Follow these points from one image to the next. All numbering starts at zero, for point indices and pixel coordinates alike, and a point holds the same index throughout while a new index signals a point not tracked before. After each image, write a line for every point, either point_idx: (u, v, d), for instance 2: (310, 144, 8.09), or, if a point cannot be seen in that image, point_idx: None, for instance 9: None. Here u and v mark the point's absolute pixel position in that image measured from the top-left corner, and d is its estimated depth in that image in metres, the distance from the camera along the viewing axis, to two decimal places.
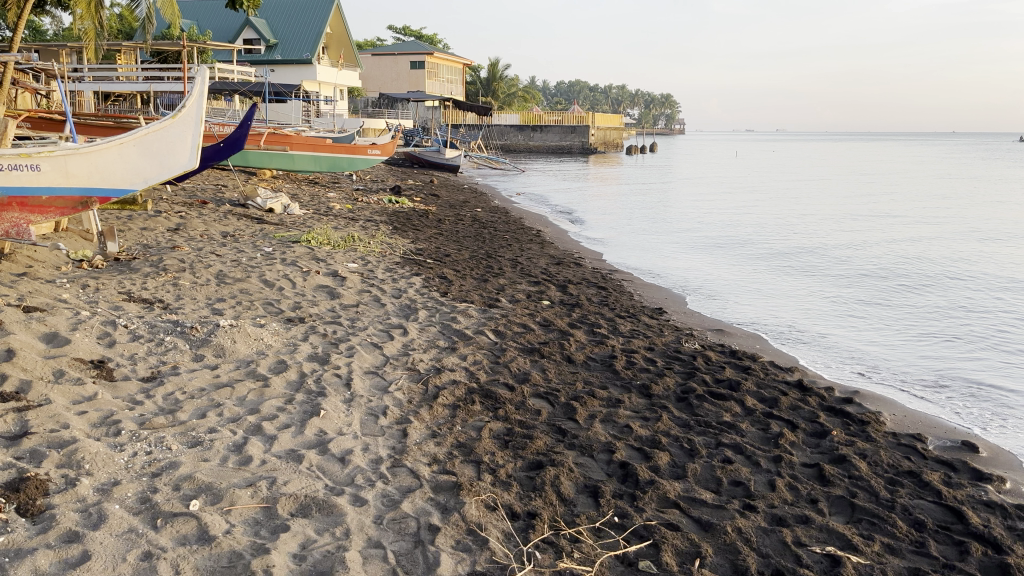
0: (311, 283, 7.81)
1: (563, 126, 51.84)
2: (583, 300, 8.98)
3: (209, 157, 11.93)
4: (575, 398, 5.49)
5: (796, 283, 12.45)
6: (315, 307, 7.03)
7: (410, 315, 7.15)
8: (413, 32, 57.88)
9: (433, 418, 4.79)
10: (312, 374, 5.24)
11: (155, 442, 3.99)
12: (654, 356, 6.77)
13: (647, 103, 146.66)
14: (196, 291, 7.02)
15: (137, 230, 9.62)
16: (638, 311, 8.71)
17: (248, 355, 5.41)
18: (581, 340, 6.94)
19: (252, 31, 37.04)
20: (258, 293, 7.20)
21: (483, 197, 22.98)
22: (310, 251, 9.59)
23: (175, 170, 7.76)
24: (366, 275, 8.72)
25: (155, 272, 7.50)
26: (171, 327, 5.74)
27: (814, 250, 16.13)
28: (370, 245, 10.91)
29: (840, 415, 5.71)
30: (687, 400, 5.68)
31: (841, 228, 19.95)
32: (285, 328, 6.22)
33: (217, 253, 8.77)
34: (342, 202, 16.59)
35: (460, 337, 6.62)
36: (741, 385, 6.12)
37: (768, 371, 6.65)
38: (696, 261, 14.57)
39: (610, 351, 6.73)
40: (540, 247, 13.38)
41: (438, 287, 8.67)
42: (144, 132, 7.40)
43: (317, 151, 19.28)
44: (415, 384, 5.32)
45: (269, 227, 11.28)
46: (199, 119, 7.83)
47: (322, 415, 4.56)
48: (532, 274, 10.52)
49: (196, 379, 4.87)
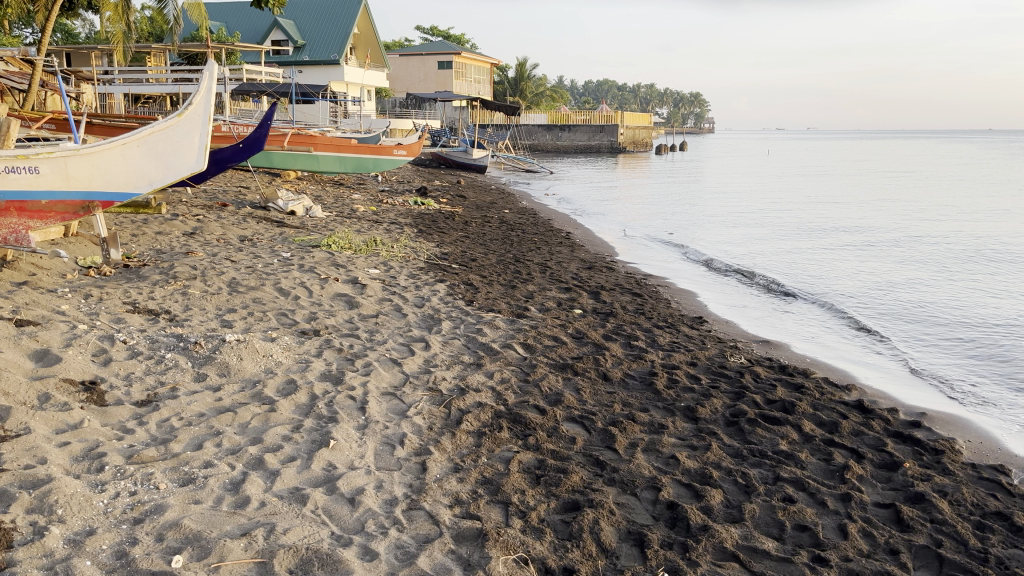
0: (329, 291, 7.37)
1: (592, 125, 51.20)
2: (618, 309, 8.43)
3: (228, 158, 11.55)
4: (613, 423, 4.96)
5: (841, 288, 11.78)
6: (331, 318, 6.58)
7: (433, 327, 6.66)
8: (441, 33, 57.66)
9: (456, 448, 4.29)
10: (323, 397, 4.77)
11: (143, 480, 3.54)
12: (698, 373, 6.22)
13: (677, 101, 145.22)
14: (206, 301, 6.59)
15: (151, 233, 9.26)
16: (677, 321, 8.15)
17: (255, 375, 4.96)
18: (618, 355, 6.40)
19: (280, 32, 36.95)
20: (272, 303, 6.76)
21: (512, 198, 22.44)
22: (330, 256, 9.15)
23: (183, 173, 7.33)
24: (388, 281, 8.25)
25: (164, 279, 7.09)
26: (174, 341, 5.31)
27: (859, 253, 15.42)
28: (394, 250, 10.45)
29: (909, 442, 5.11)
30: (738, 425, 5.12)
31: (885, 228, 19.15)
32: (298, 343, 5.76)
33: (232, 259, 8.36)
34: (367, 204, 16.18)
35: (486, 352, 6.11)
36: (796, 406, 5.54)
37: (825, 391, 6.05)
38: (734, 263, 13.97)
39: (650, 367, 6.18)
40: (570, 251, 12.85)
41: (464, 294, 8.18)
42: (146, 132, 7.03)
43: (341, 151, 18.93)
44: (437, 407, 4.82)
45: (289, 230, 10.86)
46: (207, 118, 7.46)
47: (332, 446, 4.08)
48: (562, 279, 10.00)
49: (194, 403, 4.42)
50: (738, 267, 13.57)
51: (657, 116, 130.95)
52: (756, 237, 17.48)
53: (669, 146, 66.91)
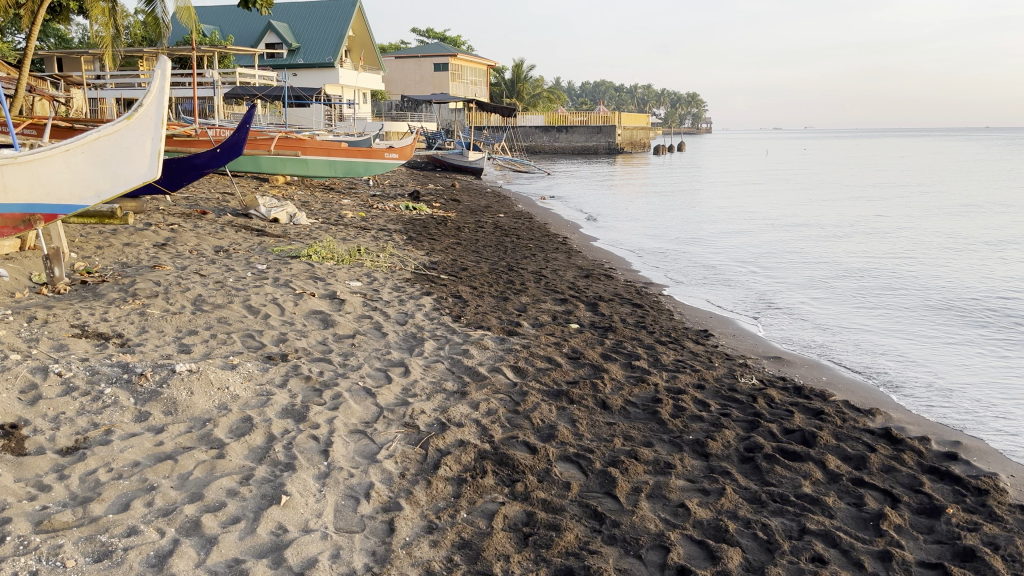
0: (303, 308, 6.78)
1: (590, 126, 50.64)
2: (618, 322, 7.83)
3: (205, 164, 10.95)
4: (613, 462, 4.37)
5: (853, 288, 11.16)
6: (302, 339, 6.00)
7: (415, 349, 6.06)
8: (438, 35, 57.28)
9: (431, 501, 3.71)
10: (282, 438, 4.18)
11: (48, 555, 2.96)
12: (707, 399, 5.62)
13: (675, 101, 144.83)
14: (165, 322, 6.00)
15: (119, 245, 8.68)
16: (681, 336, 7.58)
17: (206, 411, 4.37)
18: (617, 378, 5.79)
19: (274, 35, 36.43)
20: (239, 324, 6.17)
21: (508, 201, 21.84)
22: (309, 267, 8.57)
23: (135, 181, 6.76)
24: (369, 295, 7.65)
25: (122, 297, 6.51)
26: (119, 372, 4.72)
27: (868, 252, 14.82)
28: (379, 260, 9.84)
29: (948, 480, 4.53)
30: (754, 462, 4.54)
31: (893, 227, 18.59)
32: (261, 371, 5.18)
33: (201, 272, 7.77)
34: (356, 209, 15.61)
35: (472, 377, 5.52)
36: (818, 438, 4.95)
37: (847, 417, 5.47)
38: (740, 264, 13.37)
39: (654, 393, 5.57)
40: (568, 257, 12.27)
41: (451, 309, 7.58)
42: (92, 137, 6.46)
43: (330, 155, 18.40)
44: (412, 448, 4.23)
45: (268, 240, 10.27)
46: (161, 122, 6.85)
47: (285, 503, 3.49)
48: (558, 290, 9.41)
49: (128, 450, 3.84)
50: (743, 268, 12.97)
51: (655, 117, 130.34)
52: (759, 238, 16.88)
53: (669, 146, 66.30)
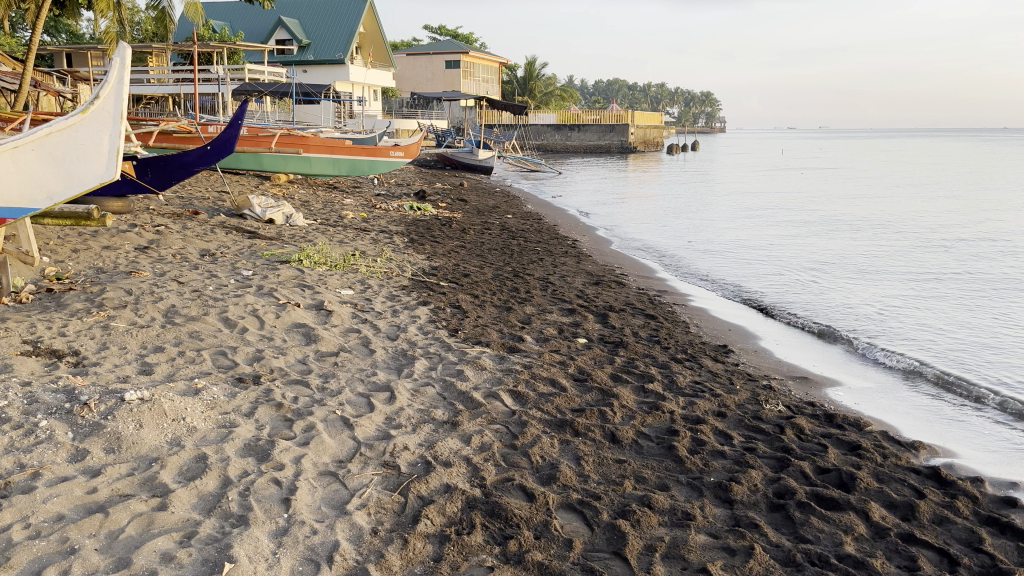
0: (285, 321, 6.22)
1: (601, 125, 49.98)
2: (629, 337, 7.22)
3: (195, 163, 10.43)
4: (623, 513, 3.77)
5: (884, 297, 10.46)
6: (281, 358, 5.43)
7: (404, 369, 5.47)
8: (450, 32, 56.78)
9: (406, 568, 3.13)
10: (239, 483, 3.61)
11: None
12: (729, 430, 5.02)
13: (688, 101, 143.48)
14: (130, 337, 5.44)
15: (97, 249, 8.14)
16: (698, 352, 6.98)
17: (153, 448, 3.79)
18: (629, 405, 5.18)
19: (284, 31, 35.99)
20: (212, 339, 5.61)
21: (516, 202, 21.17)
22: (300, 274, 8.01)
23: (91, 183, 6.24)
24: (361, 306, 7.07)
25: (88, 307, 5.97)
26: (61, 398, 4.16)
27: (897, 256, 14.07)
28: (375, 265, 9.24)
29: (1011, 535, 3.91)
30: (786, 511, 3.94)
31: (919, 229, 17.80)
32: (227, 397, 4.61)
33: (181, 279, 7.22)
34: (358, 209, 15.06)
35: (466, 404, 4.92)
36: (857, 481, 4.34)
37: (887, 453, 4.86)
38: (758, 267, 12.71)
39: (669, 424, 4.97)
40: (576, 262, 11.71)
41: (449, 321, 7.01)
42: (42, 133, 5.99)
43: (334, 153, 17.86)
44: (390, 496, 3.65)
45: (260, 242, 9.71)
46: (120, 116, 6.32)
47: (229, 571, 2.92)
48: (565, 298, 8.83)
49: (52, 500, 3.27)
50: (758, 271, 12.39)
51: (668, 116, 129.19)
52: (777, 240, 16.27)
53: (682, 146, 65.37)
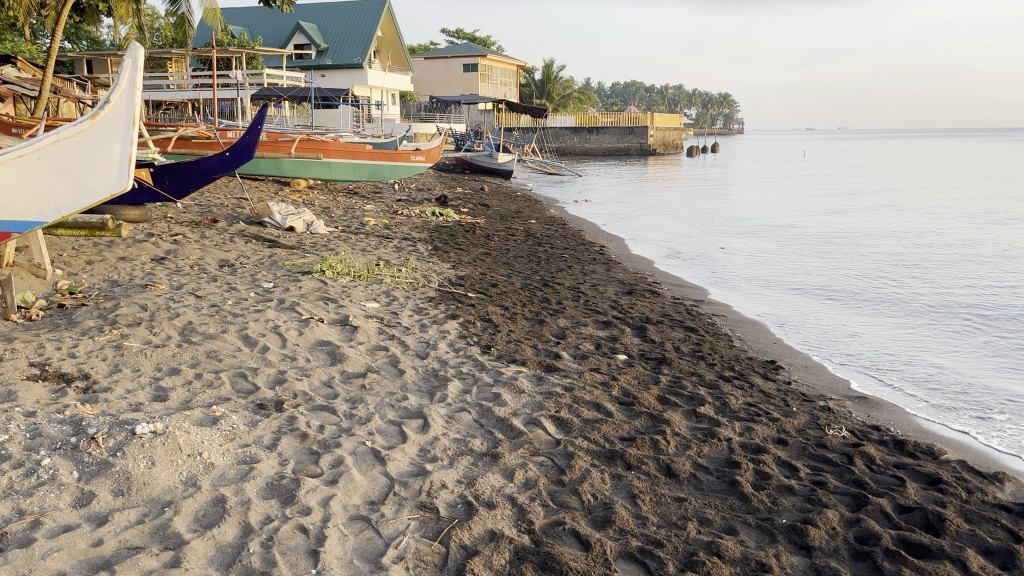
0: (309, 338, 5.85)
1: (621, 127, 49.51)
2: (671, 352, 6.79)
3: (213, 169, 10.13)
4: (691, 562, 3.36)
5: (933, 301, 9.96)
6: (305, 380, 5.05)
7: (437, 392, 5.08)
8: (468, 36, 56.57)
9: None
10: (263, 531, 3.22)
11: None
12: (793, 460, 4.59)
13: (706, 102, 142.58)
14: (144, 358, 5.09)
15: (113, 260, 7.83)
16: (746, 370, 6.53)
17: (167, 490, 3.41)
18: (682, 433, 4.76)
19: (303, 36, 35.86)
20: (231, 359, 5.25)
21: (538, 206, 20.78)
22: (322, 285, 7.65)
23: (100, 194, 5.95)
24: (387, 320, 6.68)
25: (101, 325, 5.64)
26: (67, 432, 3.80)
27: (937, 257, 13.55)
28: (400, 275, 8.87)
29: None
30: (873, 560, 3.50)
31: (958, 229, 17.23)
32: (248, 426, 4.23)
33: (199, 292, 6.87)
34: (379, 215, 14.72)
35: (505, 433, 4.51)
36: (946, 523, 3.90)
37: (971, 488, 4.40)
38: (794, 270, 12.19)
39: (728, 454, 4.54)
40: (606, 270, 11.28)
41: (480, 336, 6.62)
42: (49, 141, 5.67)
43: (354, 158, 17.56)
44: (429, 548, 3.24)
45: (280, 251, 9.37)
46: (132, 123, 5.98)
47: None
48: (599, 309, 8.42)
49: (52, 556, 2.90)
50: (793, 274, 11.88)
51: (687, 116, 128.22)
52: (807, 241, 15.74)
53: (702, 147, 64.67)
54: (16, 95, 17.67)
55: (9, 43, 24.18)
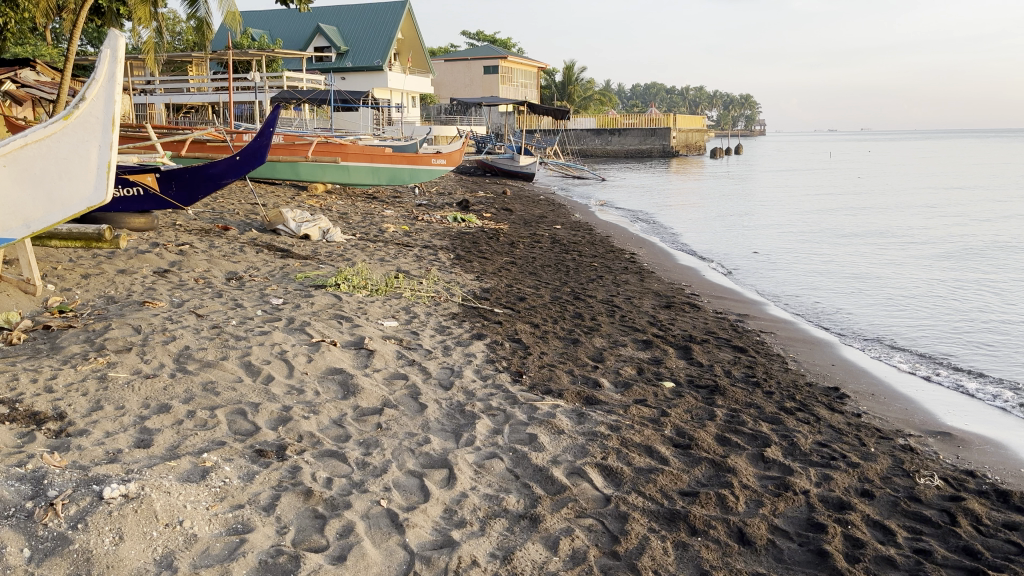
0: (319, 366, 5.20)
1: (642, 128, 48.74)
2: (722, 379, 6.06)
3: (223, 174, 9.61)
4: None
5: (995, 319, 9.21)
6: (313, 419, 4.39)
7: (465, 432, 4.39)
8: (489, 37, 56.01)
9: None
10: None
11: None
12: (886, 520, 3.87)
13: (729, 103, 141.33)
14: (130, 391, 4.46)
15: (111, 274, 7.25)
16: (809, 400, 5.79)
17: None
18: (752, 485, 4.05)
19: (322, 38, 35.43)
20: (230, 393, 4.60)
21: (563, 210, 20.15)
22: (336, 301, 7.03)
23: (76, 206, 5.42)
24: (406, 343, 6.03)
25: (86, 351, 5.02)
26: (24, 494, 3.16)
27: (987, 268, 12.76)
28: (420, 288, 8.22)
29: None
30: None
31: (1001, 237, 16.41)
32: (244, 481, 3.57)
33: (201, 310, 6.26)
34: (398, 221, 14.14)
35: (545, 487, 3.83)
36: None
37: None
38: (839, 282, 11.41)
39: (809, 513, 3.83)
40: (639, 279, 10.60)
41: (509, 360, 5.95)
42: (15, 146, 5.15)
43: (374, 161, 16.98)
44: None
45: (293, 262, 8.76)
46: (111, 126, 5.38)
47: None
48: (636, 325, 7.73)
49: None
50: (839, 286, 11.11)
51: (707, 116, 126.99)
52: (846, 248, 14.97)
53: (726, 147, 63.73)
54: (33, 100, 17.31)
55: (30, 47, 23.86)
